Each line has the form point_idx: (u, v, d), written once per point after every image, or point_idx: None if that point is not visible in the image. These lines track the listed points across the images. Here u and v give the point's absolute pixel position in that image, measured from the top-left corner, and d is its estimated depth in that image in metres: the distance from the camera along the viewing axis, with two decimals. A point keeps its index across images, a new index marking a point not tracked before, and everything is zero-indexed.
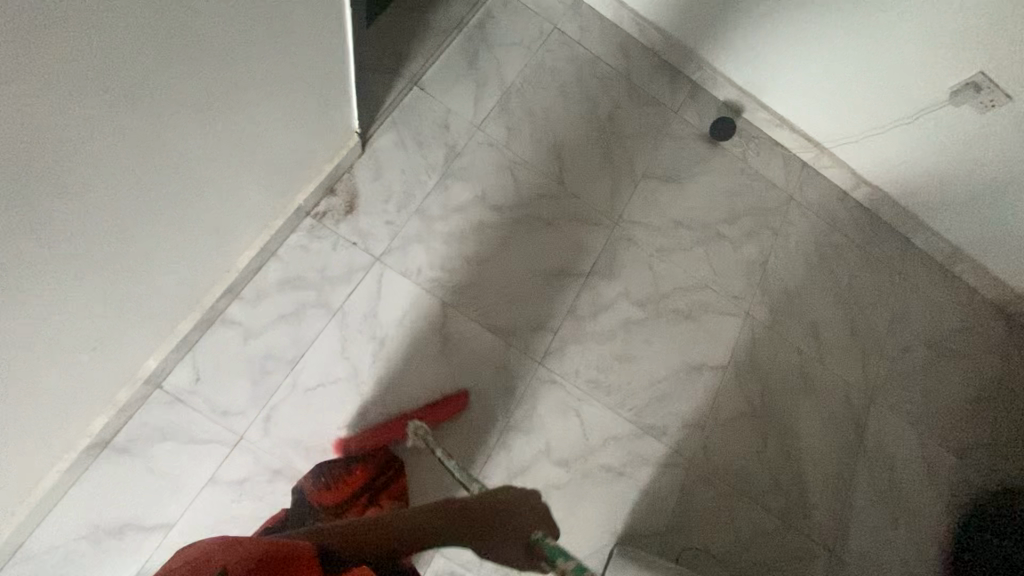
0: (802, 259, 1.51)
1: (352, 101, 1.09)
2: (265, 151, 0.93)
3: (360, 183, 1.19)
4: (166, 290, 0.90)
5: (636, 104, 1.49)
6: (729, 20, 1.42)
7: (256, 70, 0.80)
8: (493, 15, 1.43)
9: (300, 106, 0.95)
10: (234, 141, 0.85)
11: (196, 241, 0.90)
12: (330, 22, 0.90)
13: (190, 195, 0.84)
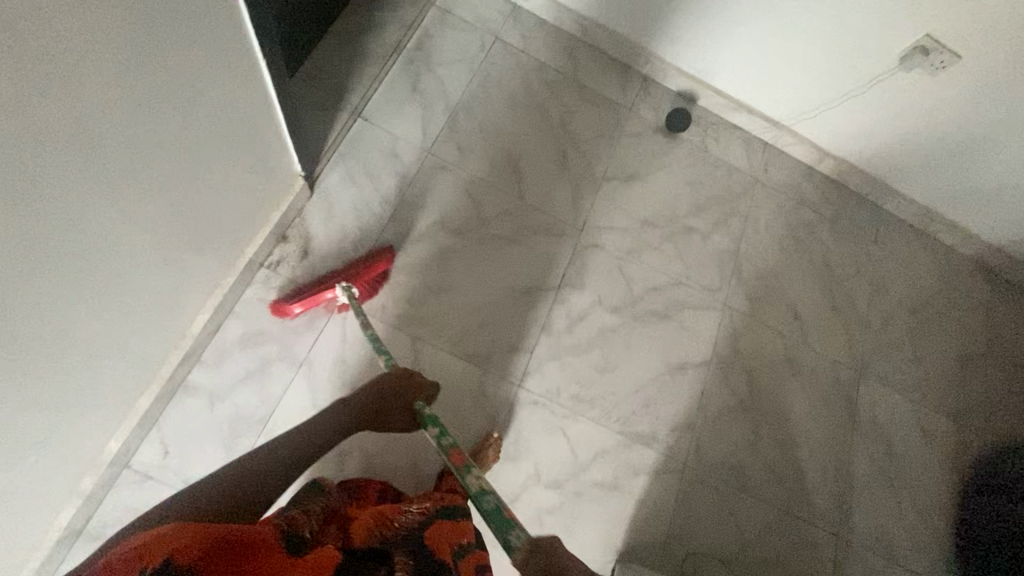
0: (774, 241, 1.49)
1: (290, 146, 1.05)
2: (205, 211, 0.90)
3: (312, 225, 1.16)
4: (119, 369, 0.86)
5: (588, 106, 1.46)
6: (671, 10, 1.39)
7: (180, 135, 0.77)
8: (431, 33, 1.40)
9: (234, 163, 0.92)
10: (171, 211, 0.83)
11: (144, 317, 0.87)
12: (251, 75, 0.87)
13: (128, 275, 0.80)
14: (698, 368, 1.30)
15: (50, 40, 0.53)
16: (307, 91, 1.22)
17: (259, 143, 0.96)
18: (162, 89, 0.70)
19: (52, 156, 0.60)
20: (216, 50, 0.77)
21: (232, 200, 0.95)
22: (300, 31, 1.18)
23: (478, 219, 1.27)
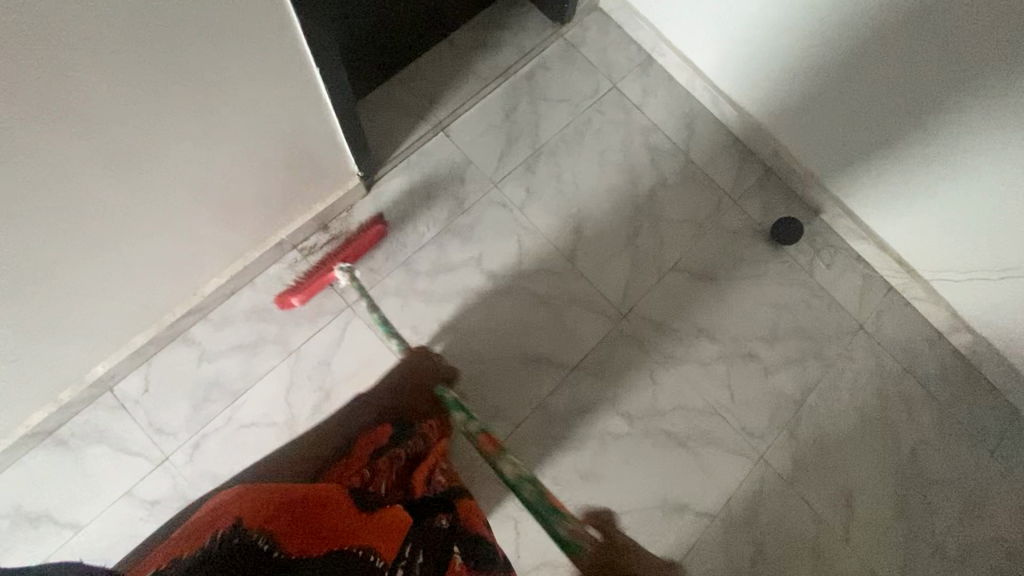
0: (854, 406, 1.23)
1: (347, 154, 1.04)
2: (233, 194, 0.92)
3: (355, 224, 1.15)
4: (115, 311, 0.92)
5: (686, 185, 1.31)
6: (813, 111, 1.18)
7: (207, 125, 0.78)
8: (548, 65, 1.33)
9: (273, 161, 0.92)
10: (189, 191, 0.85)
11: (148, 274, 0.91)
12: (304, 90, 0.85)
13: (134, 237, 0.84)
14: (698, 518, 1.11)
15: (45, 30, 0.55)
16: (400, 94, 1.21)
17: (308, 142, 0.94)
18: (188, 84, 0.71)
19: (53, 125, 0.63)
20: (267, 58, 0.76)
21: (268, 188, 0.96)
22: (411, 36, 1.17)
23: (517, 269, 1.19)
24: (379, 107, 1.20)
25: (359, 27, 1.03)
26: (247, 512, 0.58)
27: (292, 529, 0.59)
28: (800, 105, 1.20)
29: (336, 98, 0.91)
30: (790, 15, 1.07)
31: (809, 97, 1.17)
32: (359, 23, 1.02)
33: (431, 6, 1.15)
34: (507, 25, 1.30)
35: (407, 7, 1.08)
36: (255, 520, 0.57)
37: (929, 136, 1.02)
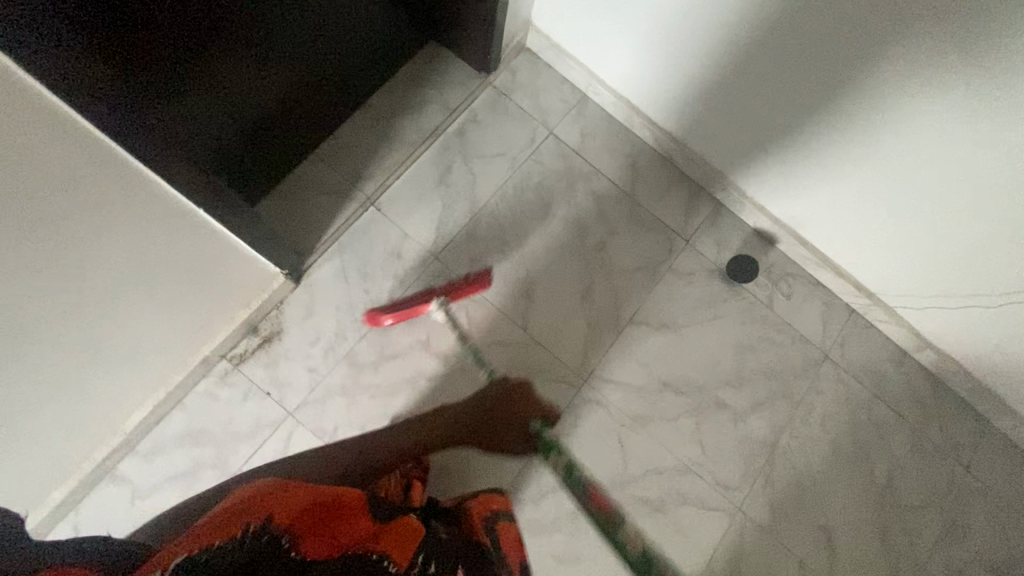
0: (827, 441, 1.21)
1: (259, 260, 0.95)
2: (137, 338, 0.83)
3: (287, 321, 1.07)
4: (26, 482, 0.83)
5: (635, 229, 1.26)
6: (758, 146, 1.14)
7: (85, 300, 0.68)
8: (479, 117, 1.25)
9: (175, 299, 0.83)
10: (82, 360, 0.76)
11: (55, 439, 0.83)
12: (190, 228, 0.76)
13: (29, 419, 0.75)
14: None
15: None
16: (318, 173, 1.12)
17: (207, 270, 0.85)
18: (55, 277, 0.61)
19: None
20: (137, 222, 0.67)
21: (176, 321, 0.87)
22: (314, 112, 1.08)
23: (474, 333, 1.14)
24: (298, 190, 1.11)
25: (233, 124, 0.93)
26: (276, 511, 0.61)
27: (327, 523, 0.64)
28: (746, 137, 1.14)
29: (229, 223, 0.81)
30: (726, 49, 1.02)
31: (754, 130, 1.11)
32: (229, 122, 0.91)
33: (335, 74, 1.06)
34: (429, 82, 1.22)
35: (290, 89, 0.98)
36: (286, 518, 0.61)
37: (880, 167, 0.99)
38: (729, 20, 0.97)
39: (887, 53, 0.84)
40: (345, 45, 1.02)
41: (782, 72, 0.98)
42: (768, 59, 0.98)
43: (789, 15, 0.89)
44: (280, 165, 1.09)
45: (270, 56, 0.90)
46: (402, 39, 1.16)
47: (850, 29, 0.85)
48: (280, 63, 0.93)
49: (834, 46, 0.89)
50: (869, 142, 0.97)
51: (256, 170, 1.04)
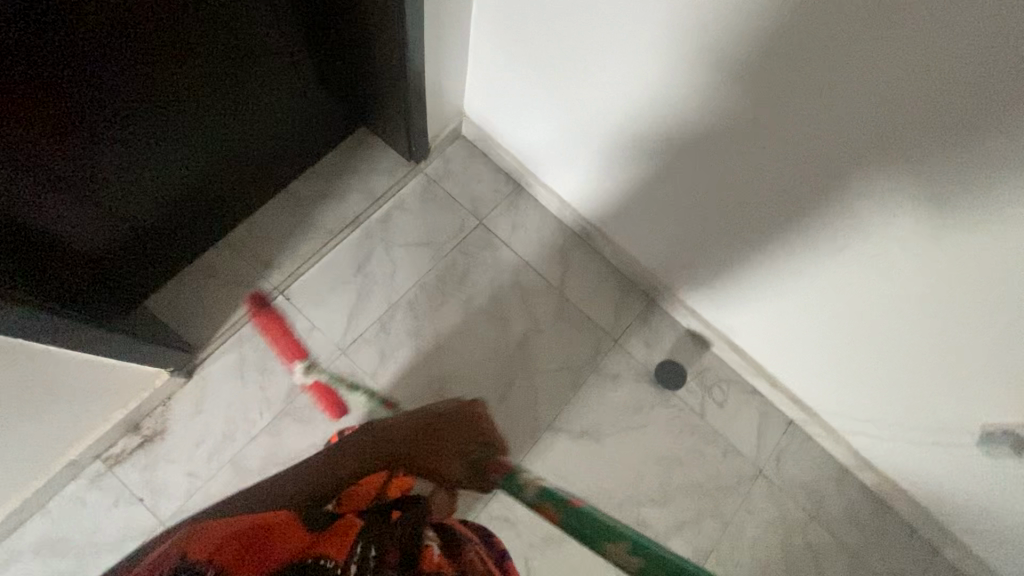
0: (756, 569, 1.12)
1: (129, 364, 0.89)
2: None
3: (174, 418, 1.01)
4: None
5: (562, 326, 1.20)
6: (683, 251, 1.10)
7: None
8: (406, 204, 1.22)
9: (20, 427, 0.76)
10: None
11: None
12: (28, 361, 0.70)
13: None
14: None
15: None
16: (224, 262, 1.09)
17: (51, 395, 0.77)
18: None
19: None
20: None
21: (27, 436, 0.79)
22: (214, 215, 1.05)
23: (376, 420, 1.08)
24: (200, 280, 1.07)
25: (112, 254, 0.89)
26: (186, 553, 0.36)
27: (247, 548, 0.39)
28: (670, 242, 1.11)
29: (74, 343, 0.76)
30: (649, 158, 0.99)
31: (680, 237, 1.08)
32: (107, 253, 0.88)
33: (266, 148, 1.05)
34: (355, 169, 1.20)
35: (200, 184, 0.97)
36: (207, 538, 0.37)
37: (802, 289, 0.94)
38: (648, 133, 0.95)
39: (797, 181, 0.81)
40: (236, 157, 1.00)
41: (700, 185, 0.95)
42: (687, 170, 0.95)
43: (705, 133, 0.87)
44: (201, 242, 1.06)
45: (166, 171, 0.90)
46: (325, 128, 1.15)
47: (759, 153, 0.82)
48: (158, 191, 0.90)
49: (748, 169, 0.86)
50: (783, 260, 0.94)
51: (149, 274, 1.00)
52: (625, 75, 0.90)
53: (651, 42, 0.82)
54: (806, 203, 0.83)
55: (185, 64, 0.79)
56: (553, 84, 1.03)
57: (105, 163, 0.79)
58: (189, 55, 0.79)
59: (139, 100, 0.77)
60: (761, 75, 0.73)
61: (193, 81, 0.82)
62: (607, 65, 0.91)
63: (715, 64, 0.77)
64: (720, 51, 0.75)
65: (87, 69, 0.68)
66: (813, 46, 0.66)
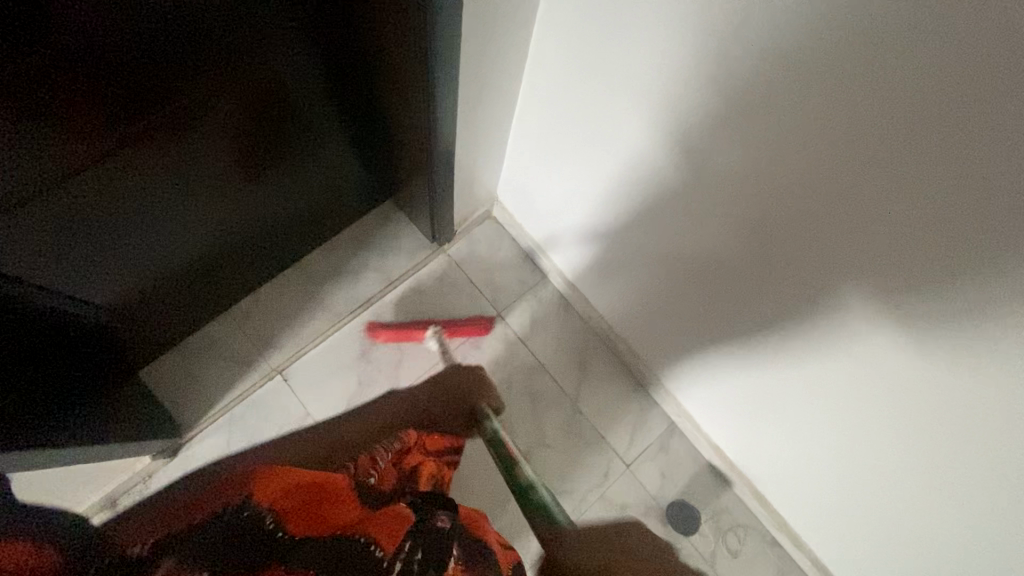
0: None
1: (99, 458, 0.82)
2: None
3: (151, 499, 0.96)
4: None
5: (570, 442, 1.11)
6: (713, 394, 0.99)
7: None
8: (422, 287, 1.14)
9: None
10: None
11: None
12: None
13: None
14: None
15: None
16: (228, 335, 1.05)
17: (16, 485, 0.72)
18: None
19: None
20: None
21: None
22: (223, 281, 0.99)
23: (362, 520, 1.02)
24: (200, 351, 1.03)
25: (109, 326, 0.85)
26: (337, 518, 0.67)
27: None
28: (698, 381, 1.00)
29: (38, 457, 0.69)
30: (680, 305, 0.88)
31: (710, 381, 0.97)
32: (104, 325, 0.84)
33: (286, 220, 1.00)
34: (374, 245, 1.14)
35: (212, 253, 0.92)
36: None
37: (841, 479, 0.82)
38: (683, 279, 0.83)
39: (849, 384, 0.70)
40: (247, 227, 0.94)
41: (737, 349, 0.84)
42: (723, 330, 0.83)
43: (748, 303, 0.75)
44: (205, 313, 1.02)
45: (177, 244, 0.85)
46: (349, 202, 1.09)
47: (809, 343, 0.71)
48: (162, 263, 0.85)
49: (795, 353, 0.74)
50: (823, 446, 0.82)
51: (150, 343, 0.96)
52: (661, 227, 0.80)
53: (688, 209, 0.72)
54: (855, 408, 0.71)
55: (202, 141, 0.74)
56: (588, 203, 0.92)
57: (104, 243, 0.74)
58: (201, 134, 0.73)
59: (137, 183, 0.71)
60: (824, 282, 0.61)
61: (210, 157, 0.77)
62: (642, 210, 0.81)
63: (760, 254, 0.66)
64: (769, 242, 0.64)
65: (77, 164, 0.62)
66: (885, 278, 0.54)
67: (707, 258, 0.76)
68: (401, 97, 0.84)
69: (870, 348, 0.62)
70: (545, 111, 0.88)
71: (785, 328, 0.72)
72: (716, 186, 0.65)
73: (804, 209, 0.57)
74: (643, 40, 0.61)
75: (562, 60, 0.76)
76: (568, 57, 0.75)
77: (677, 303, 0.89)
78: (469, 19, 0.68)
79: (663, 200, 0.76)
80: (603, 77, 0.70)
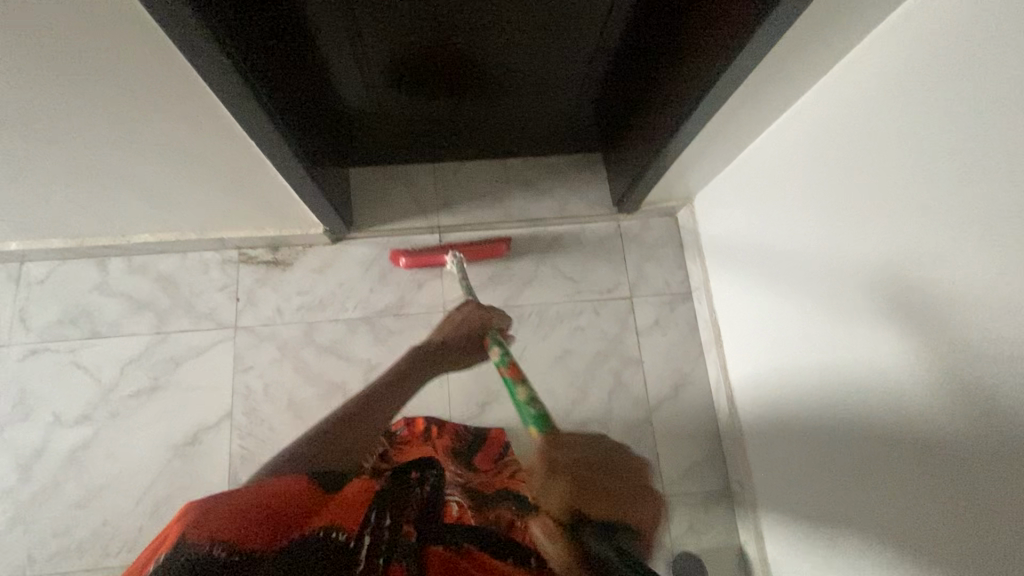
0: None
1: (296, 196, 1.00)
2: (180, 191, 0.94)
3: (300, 262, 1.14)
4: (40, 224, 0.98)
5: (628, 441, 1.12)
6: (782, 475, 0.95)
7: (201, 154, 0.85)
8: (581, 239, 1.22)
9: (211, 180, 0.92)
10: (114, 178, 0.87)
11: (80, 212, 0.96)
12: (250, 149, 0.85)
13: (56, 186, 0.87)
14: None
15: (112, 81, 0.66)
16: (422, 182, 1.21)
17: (249, 174, 0.92)
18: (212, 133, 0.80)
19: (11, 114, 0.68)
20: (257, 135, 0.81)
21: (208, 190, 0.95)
22: (444, 137, 1.15)
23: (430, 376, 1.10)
24: (395, 179, 1.20)
25: (353, 112, 1.05)
26: (216, 527, 0.56)
27: (256, 524, 0.59)
28: (776, 456, 0.96)
29: (276, 157, 0.87)
30: (810, 381, 0.85)
31: (788, 468, 0.93)
32: (352, 111, 1.05)
33: (517, 117, 1.12)
34: (565, 184, 1.24)
35: (451, 107, 1.07)
36: (223, 527, 0.56)
37: None
38: (823, 347, 0.82)
39: (938, 528, 0.64)
40: (483, 108, 1.08)
41: (835, 442, 0.81)
42: (835, 418, 0.80)
43: (868, 389, 0.73)
44: (416, 151, 1.18)
45: (438, 82, 1.00)
46: (569, 136, 1.20)
47: (908, 465, 0.67)
48: (414, 94, 1.03)
49: (887, 469, 0.71)
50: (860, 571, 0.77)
51: (370, 149, 1.16)
52: (838, 288, 0.78)
53: (882, 281, 0.70)
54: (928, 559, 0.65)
55: (512, 19, 0.86)
56: (773, 247, 0.93)
57: (401, 45, 0.90)
58: (515, 13, 0.85)
59: (443, 27, 0.87)
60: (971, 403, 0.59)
61: (506, 35, 0.90)
62: (827, 268, 0.80)
63: (932, 361, 0.63)
64: (931, 340, 0.63)
65: None
66: None
67: (859, 331, 0.75)
68: (681, 77, 0.89)
69: (980, 495, 0.58)
70: (789, 146, 0.88)
71: (900, 440, 0.68)
72: (926, 261, 0.63)
73: (1007, 328, 0.54)
74: (951, 117, 0.59)
75: (843, 111, 0.76)
76: (854, 109, 0.74)
77: (804, 366, 0.87)
78: (786, 34, 0.71)
79: (856, 267, 0.74)
80: (880, 138, 0.69)
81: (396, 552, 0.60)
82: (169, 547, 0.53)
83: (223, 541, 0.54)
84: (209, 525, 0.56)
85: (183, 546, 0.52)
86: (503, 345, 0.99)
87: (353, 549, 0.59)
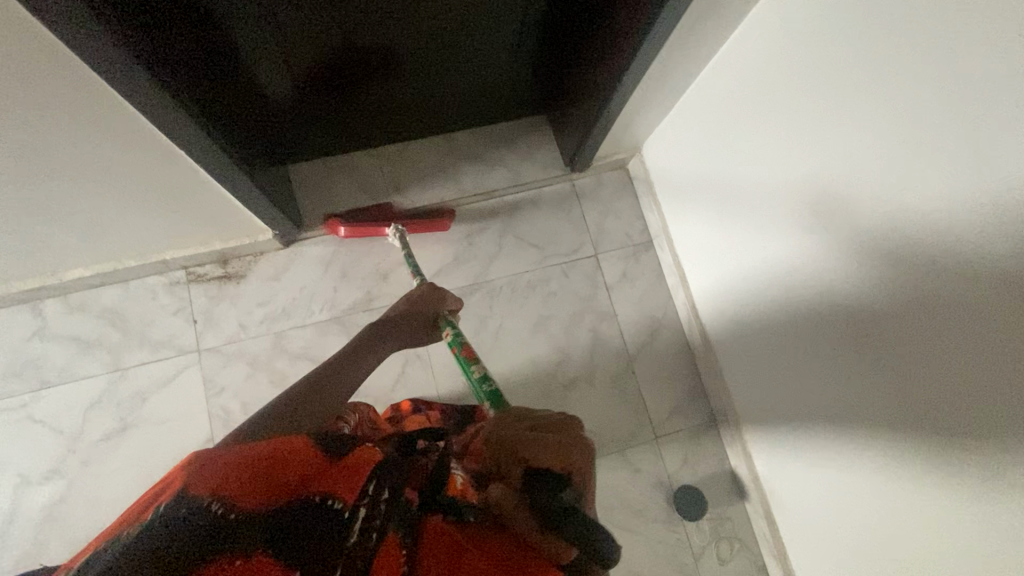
0: None
1: (238, 204, 0.94)
2: (112, 217, 0.87)
3: (254, 271, 1.09)
4: None
5: (614, 392, 1.15)
6: (760, 399, 1.01)
7: (128, 176, 0.78)
8: (539, 204, 1.22)
9: (144, 201, 0.86)
10: (34, 214, 0.80)
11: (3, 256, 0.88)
12: (183, 163, 0.79)
13: None
14: None
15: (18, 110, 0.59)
16: (369, 170, 1.16)
17: (185, 189, 0.86)
18: (137, 154, 0.74)
19: None
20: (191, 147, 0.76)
21: (141, 212, 0.88)
22: (381, 119, 1.10)
23: (411, 364, 1.09)
24: (339, 171, 1.15)
25: (282, 106, 0.99)
26: (220, 478, 0.43)
27: (268, 474, 0.45)
28: (751, 382, 1.02)
29: (215, 167, 0.81)
30: (776, 306, 0.89)
31: (765, 391, 0.98)
32: (279, 106, 0.99)
33: (454, 90, 1.09)
34: (514, 151, 1.22)
35: (385, 87, 1.02)
36: (229, 484, 0.43)
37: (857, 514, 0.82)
38: (781, 273, 0.86)
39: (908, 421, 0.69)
40: (419, 89, 1.05)
41: (803, 361, 0.86)
42: (803, 336, 0.84)
43: (829, 305, 0.77)
44: (354, 137, 1.13)
45: (369, 63, 0.95)
46: (510, 101, 1.17)
47: (876, 369, 0.72)
48: (346, 83, 0.98)
49: (856, 376, 0.76)
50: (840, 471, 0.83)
51: (306, 143, 1.10)
52: (788, 216, 0.81)
53: (833, 203, 0.73)
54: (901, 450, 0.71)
55: None
56: (723, 185, 0.95)
57: (324, 29, 0.85)
58: None
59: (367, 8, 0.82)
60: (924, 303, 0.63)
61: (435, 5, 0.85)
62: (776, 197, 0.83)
63: (884, 273, 0.67)
64: (881, 250, 0.67)
65: None
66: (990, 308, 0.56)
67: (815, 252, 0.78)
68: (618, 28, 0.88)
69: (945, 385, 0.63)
70: (727, 83, 0.89)
71: (865, 346, 0.73)
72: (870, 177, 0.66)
73: (949, 228, 0.58)
74: (880, 42, 0.61)
75: (776, 47, 0.77)
76: (786, 39, 0.75)
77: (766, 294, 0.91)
78: None
79: (804, 192, 0.77)
80: (816, 65, 0.70)
81: (393, 518, 0.50)
82: (168, 500, 0.41)
83: (225, 500, 0.42)
84: (210, 475, 0.43)
85: (182, 502, 0.41)
86: (455, 326, 0.93)
87: (347, 526, 0.46)
